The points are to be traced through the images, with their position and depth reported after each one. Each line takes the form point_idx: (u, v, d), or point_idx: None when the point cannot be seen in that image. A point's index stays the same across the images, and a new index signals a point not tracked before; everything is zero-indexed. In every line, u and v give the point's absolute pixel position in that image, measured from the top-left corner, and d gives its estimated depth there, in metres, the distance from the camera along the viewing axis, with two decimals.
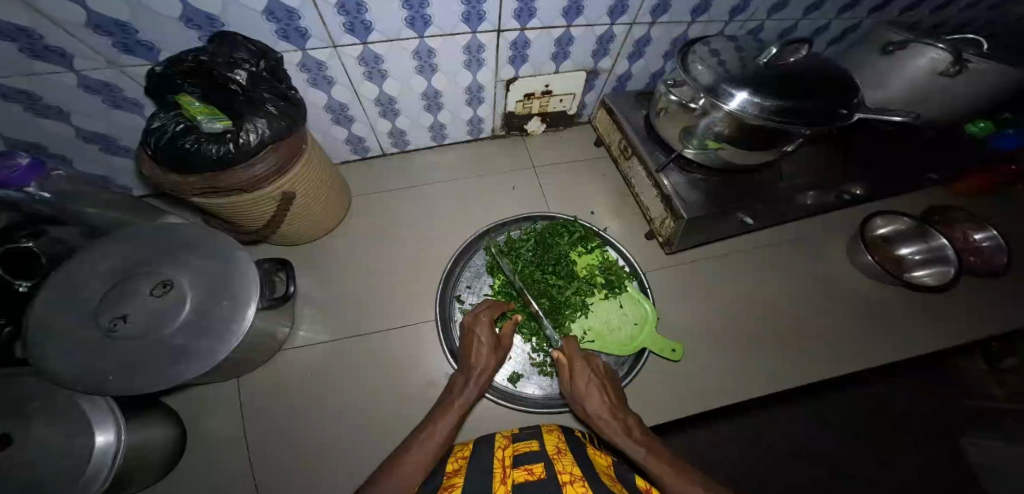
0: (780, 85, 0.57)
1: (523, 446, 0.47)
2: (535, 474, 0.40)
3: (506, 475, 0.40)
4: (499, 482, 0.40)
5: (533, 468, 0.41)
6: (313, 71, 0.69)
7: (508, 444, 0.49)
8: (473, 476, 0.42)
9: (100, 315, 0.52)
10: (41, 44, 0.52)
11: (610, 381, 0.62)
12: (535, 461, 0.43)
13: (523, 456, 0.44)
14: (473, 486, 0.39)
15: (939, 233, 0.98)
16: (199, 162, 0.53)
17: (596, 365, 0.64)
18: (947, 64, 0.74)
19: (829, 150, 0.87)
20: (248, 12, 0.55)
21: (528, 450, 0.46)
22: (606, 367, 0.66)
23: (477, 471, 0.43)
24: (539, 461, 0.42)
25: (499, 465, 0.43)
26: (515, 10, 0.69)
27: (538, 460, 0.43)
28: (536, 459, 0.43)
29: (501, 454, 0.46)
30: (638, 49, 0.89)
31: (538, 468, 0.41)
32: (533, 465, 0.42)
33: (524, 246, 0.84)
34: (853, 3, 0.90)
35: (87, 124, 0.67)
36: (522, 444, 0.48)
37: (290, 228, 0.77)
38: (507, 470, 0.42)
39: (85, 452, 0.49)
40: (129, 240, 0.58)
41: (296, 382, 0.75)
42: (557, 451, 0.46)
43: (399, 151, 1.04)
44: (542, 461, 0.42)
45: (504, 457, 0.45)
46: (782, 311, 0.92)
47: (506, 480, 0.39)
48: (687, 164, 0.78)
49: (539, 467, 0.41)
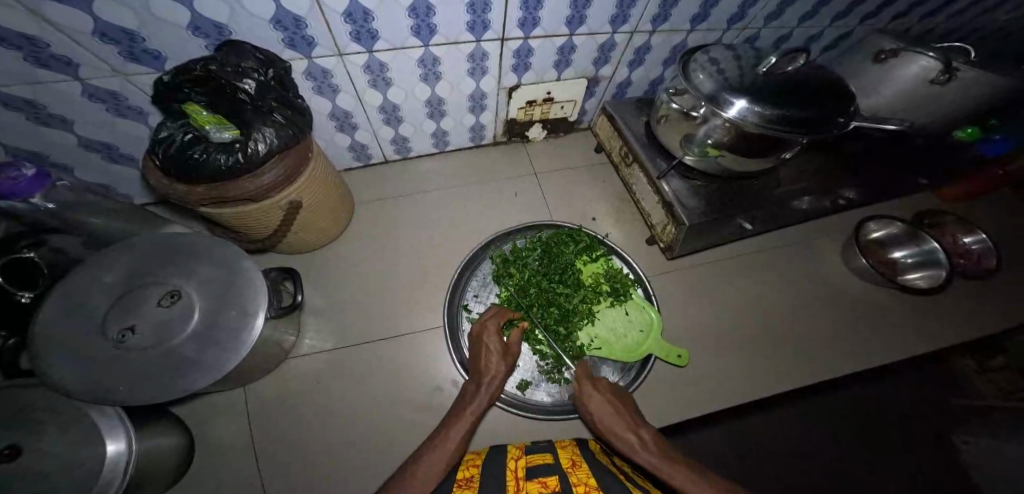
0: (779, 93, 0.59)
1: (537, 459, 0.48)
2: (550, 487, 0.40)
3: (520, 486, 0.41)
4: (513, 492, 0.41)
5: (547, 480, 0.42)
6: (318, 79, 0.69)
7: (520, 455, 0.50)
8: (488, 486, 0.43)
9: (107, 325, 0.52)
10: (46, 53, 0.52)
11: (624, 398, 0.62)
12: (549, 474, 0.43)
13: (536, 468, 0.45)
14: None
15: (930, 236, 1.01)
16: (207, 172, 0.53)
17: (607, 385, 0.64)
18: (937, 73, 0.76)
19: (824, 156, 0.89)
20: (255, 20, 0.55)
21: (541, 462, 0.47)
22: (619, 387, 0.65)
23: (489, 481, 0.44)
24: (553, 474, 0.43)
25: (512, 476, 0.44)
26: (519, 20, 0.70)
27: (551, 473, 0.44)
28: (548, 472, 0.44)
29: (514, 465, 0.47)
30: (639, 57, 0.90)
31: (552, 480, 0.42)
32: (547, 478, 0.42)
33: (530, 256, 0.85)
34: (845, 12, 0.93)
35: (89, 133, 0.67)
36: (535, 456, 0.49)
37: (296, 236, 0.77)
38: (521, 481, 0.43)
39: (96, 462, 0.49)
40: (136, 250, 0.58)
41: (302, 391, 0.75)
42: (570, 464, 0.46)
43: (401, 158, 1.04)
44: (556, 474, 0.43)
45: (517, 468, 0.46)
46: (780, 314, 0.93)
47: (520, 491, 0.40)
48: (687, 171, 0.80)
49: (553, 480, 0.42)
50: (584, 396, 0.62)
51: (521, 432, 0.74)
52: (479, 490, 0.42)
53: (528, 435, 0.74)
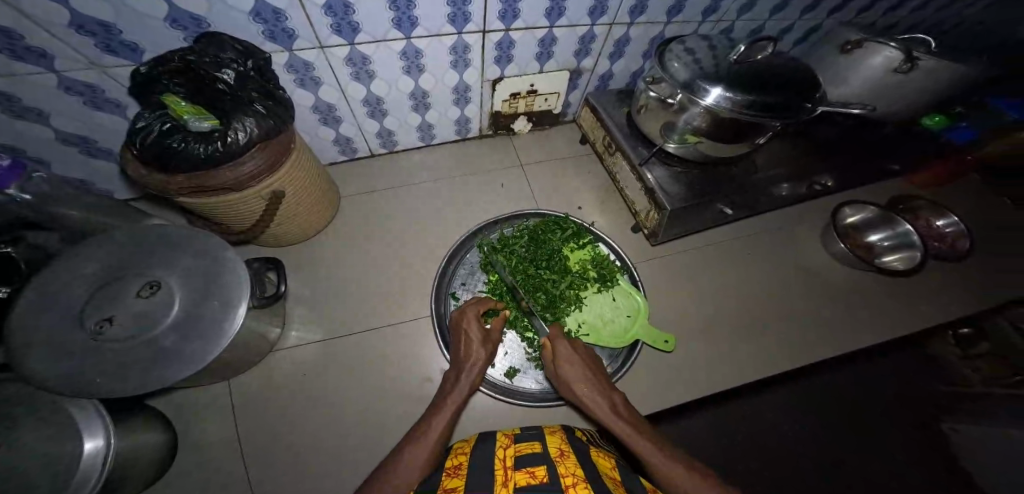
0: (751, 81, 0.61)
1: (525, 447, 0.47)
2: (537, 477, 0.39)
3: (507, 478, 0.40)
4: (501, 484, 0.39)
5: (536, 470, 0.40)
6: (300, 72, 0.70)
7: (509, 443, 0.49)
8: (476, 478, 0.41)
9: (85, 318, 0.51)
10: (21, 45, 0.51)
11: (595, 363, 0.64)
12: (537, 464, 0.42)
13: (525, 457, 0.44)
14: (473, 486, 0.39)
15: (904, 219, 1.04)
16: (186, 161, 0.53)
17: (582, 349, 0.66)
18: (899, 62, 0.79)
19: (798, 143, 0.92)
20: (235, 12, 0.56)
21: (530, 451, 0.46)
22: (590, 351, 0.68)
23: (478, 470, 0.43)
24: (541, 464, 0.42)
25: (500, 467, 0.43)
26: (499, 11, 0.71)
27: (540, 462, 0.42)
28: (537, 462, 0.43)
29: (502, 454, 0.46)
30: (619, 49, 0.92)
31: (540, 470, 0.40)
32: (534, 468, 0.41)
33: (517, 243, 0.86)
34: (814, 4, 0.96)
35: (68, 127, 0.66)
36: (524, 445, 0.48)
37: (280, 228, 0.77)
38: (509, 471, 0.41)
39: (74, 459, 0.48)
40: (115, 243, 0.58)
41: (289, 382, 0.75)
42: (559, 453, 0.45)
43: (387, 151, 1.05)
44: (544, 463, 0.42)
45: (505, 458, 0.45)
46: (762, 299, 0.95)
47: (508, 483, 0.39)
48: (667, 158, 0.82)
49: (541, 470, 0.41)
50: (558, 355, 0.63)
51: (510, 418, 0.75)
52: (465, 482, 0.41)
53: (517, 423, 0.74)
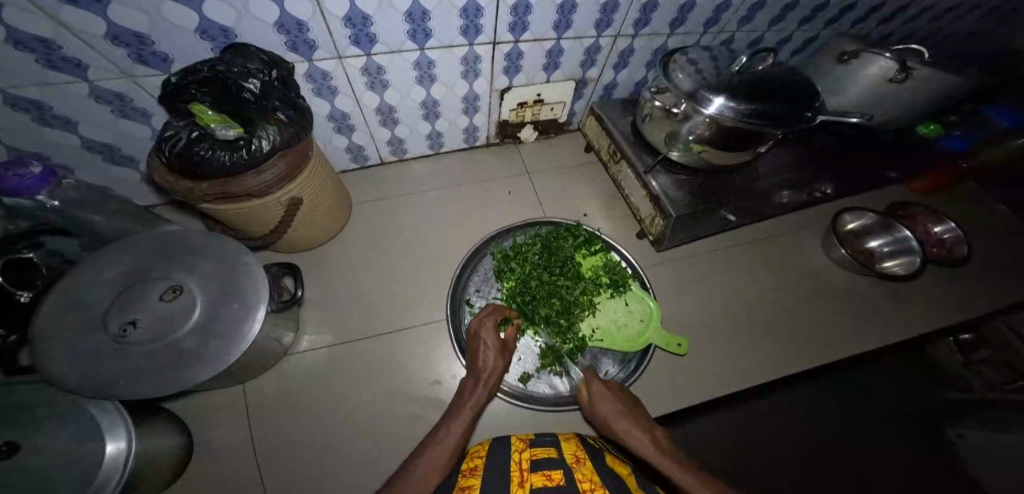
0: (753, 91, 0.63)
1: (541, 452, 0.48)
2: (554, 480, 0.40)
3: (524, 480, 0.41)
4: (517, 485, 0.41)
5: (552, 474, 0.41)
6: (318, 82, 0.72)
7: (524, 447, 0.50)
8: (493, 479, 0.42)
9: (109, 321, 0.52)
10: (58, 55, 0.54)
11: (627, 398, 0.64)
12: (554, 468, 0.43)
13: (541, 461, 0.45)
14: (490, 486, 0.40)
15: (902, 225, 1.07)
16: (212, 169, 0.54)
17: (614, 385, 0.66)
18: (893, 72, 0.82)
19: (799, 150, 0.95)
20: (261, 25, 0.58)
21: (546, 456, 0.47)
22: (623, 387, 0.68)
23: (495, 471, 0.44)
24: (558, 468, 0.43)
25: (516, 468, 0.44)
26: (509, 24, 0.74)
27: (556, 467, 0.43)
28: (553, 466, 0.44)
29: (518, 457, 0.47)
30: (623, 60, 0.95)
31: (557, 474, 0.41)
32: (551, 472, 0.42)
33: (531, 250, 0.88)
34: (811, 15, 0.99)
35: (95, 135, 0.68)
36: (540, 449, 0.49)
37: (294, 234, 0.78)
38: (525, 473, 0.43)
39: (95, 458, 0.49)
40: (137, 247, 0.59)
41: (302, 386, 0.75)
42: (575, 459, 0.46)
43: (397, 159, 1.07)
44: (561, 468, 0.43)
45: (521, 460, 0.46)
46: (766, 304, 0.97)
47: (524, 484, 0.40)
48: (672, 165, 0.84)
49: (558, 474, 0.42)
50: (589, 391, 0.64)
51: (519, 422, 0.75)
52: (483, 482, 0.42)
53: (529, 427, 0.75)
